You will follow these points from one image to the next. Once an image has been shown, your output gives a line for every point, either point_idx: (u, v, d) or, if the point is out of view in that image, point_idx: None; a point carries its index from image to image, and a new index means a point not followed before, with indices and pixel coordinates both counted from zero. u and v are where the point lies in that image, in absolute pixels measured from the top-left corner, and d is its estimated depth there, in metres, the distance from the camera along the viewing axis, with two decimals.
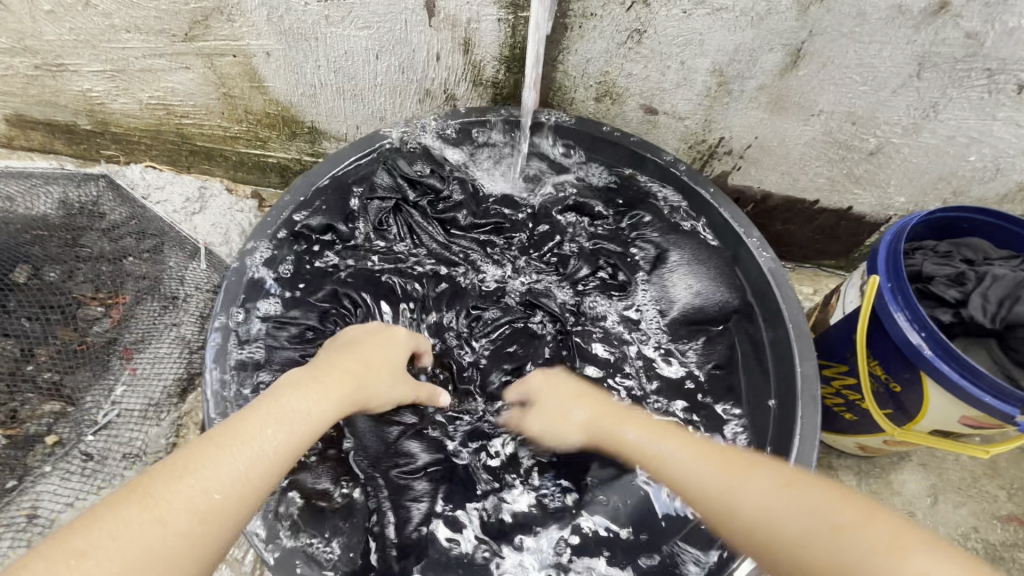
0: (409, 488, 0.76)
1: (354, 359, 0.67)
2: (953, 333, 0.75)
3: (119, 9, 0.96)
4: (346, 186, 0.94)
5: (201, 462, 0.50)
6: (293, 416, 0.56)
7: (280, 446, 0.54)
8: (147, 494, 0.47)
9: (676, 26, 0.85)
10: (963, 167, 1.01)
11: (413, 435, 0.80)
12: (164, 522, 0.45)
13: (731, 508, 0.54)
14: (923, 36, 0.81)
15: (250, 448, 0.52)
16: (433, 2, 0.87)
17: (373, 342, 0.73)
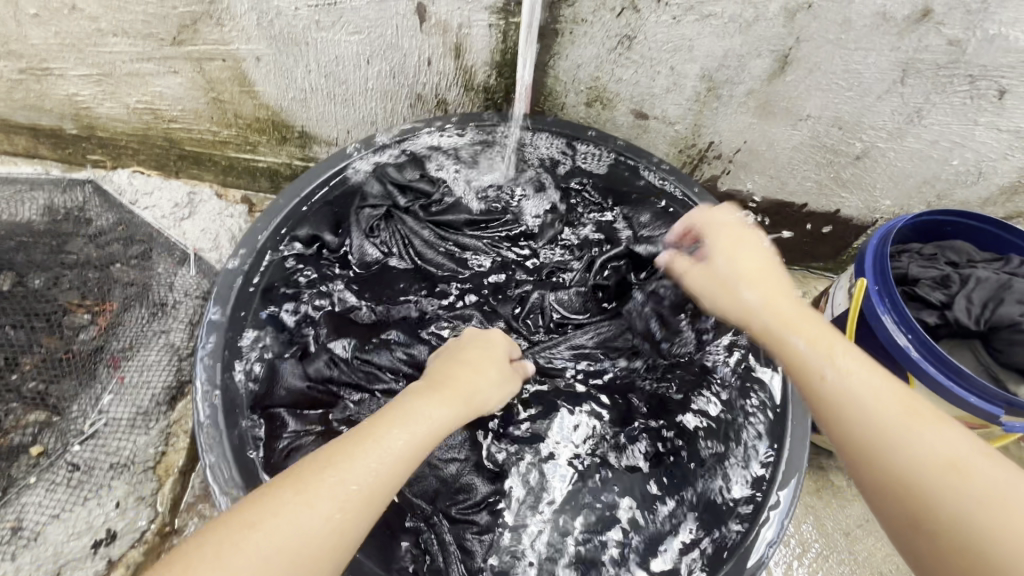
0: (473, 522, 0.73)
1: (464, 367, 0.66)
2: (940, 335, 0.76)
3: (105, 13, 0.95)
4: (333, 197, 0.93)
5: (333, 468, 0.52)
6: (418, 420, 0.57)
7: (410, 450, 0.55)
8: (287, 486, 0.50)
9: (666, 31, 0.86)
10: (946, 171, 1.03)
11: (472, 468, 0.76)
12: (306, 520, 0.49)
13: (883, 424, 0.51)
14: (907, 43, 0.83)
15: (375, 454, 0.53)
16: (424, 8, 0.87)
17: (488, 343, 0.73)
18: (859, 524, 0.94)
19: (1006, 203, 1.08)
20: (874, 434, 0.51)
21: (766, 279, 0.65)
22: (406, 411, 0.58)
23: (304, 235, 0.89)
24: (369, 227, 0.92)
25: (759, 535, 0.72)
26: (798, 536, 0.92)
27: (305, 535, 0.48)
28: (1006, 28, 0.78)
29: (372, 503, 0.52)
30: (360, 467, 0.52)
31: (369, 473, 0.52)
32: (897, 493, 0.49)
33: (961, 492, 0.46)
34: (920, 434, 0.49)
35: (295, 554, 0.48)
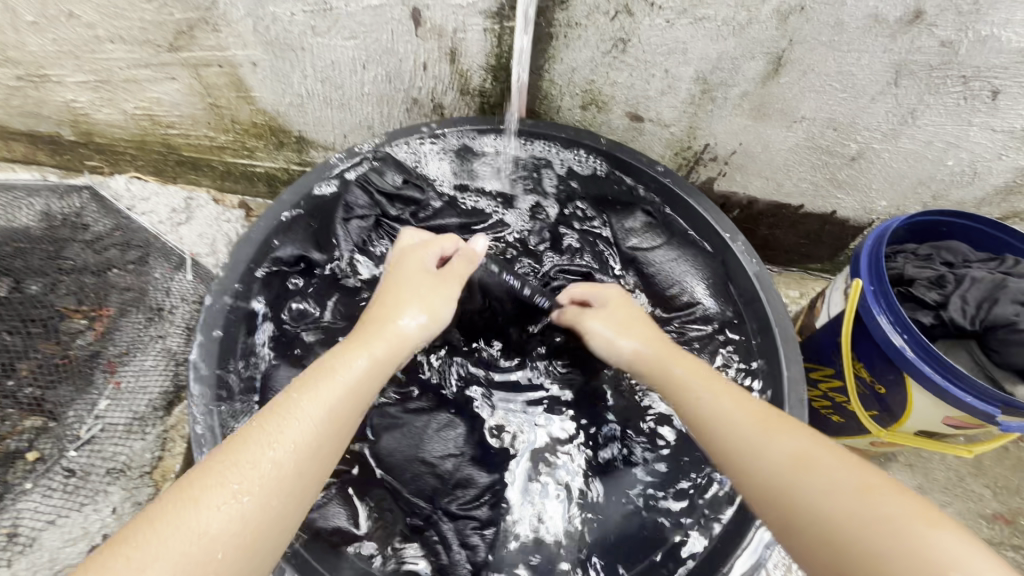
0: (473, 516, 0.77)
1: (388, 309, 0.72)
2: (935, 335, 0.76)
3: (103, 19, 0.96)
4: (312, 212, 0.92)
5: (254, 437, 0.53)
6: (337, 381, 0.61)
7: (324, 412, 0.58)
8: (204, 470, 0.50)
9: (660, 35, 0.86)
10: (941, 171, 1.03)
11: (471, 462, 0.80)
12: (201, 509, 0.47)
13: (738, 433, 0.59)
14: (900, 45, 0.83)
15: (293, 418, 0.56)
16: (419, 13, 0.87)
17: (404, 274, 0.77)
18: None
19: (1001, 203, 1.09)
20: (773, 486, 0.54)
21: (647, 332, 0.78)
22: (314, 374, 0.61)
23: (290, 253, 0.90)
24: (358, 239, 0.96)
25: (753, 537, 0.71)
26: None
27: (211, 523, 0.47)
28: (999, 29, 0.79)
29: (298, 472, 0.54)
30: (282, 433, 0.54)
31: (285, 437, 0.54)
32: (750, 481, 0.56)
33: (782, 466, 0.54)
34: (753, 435, 0.58)
35: (200, 548, 0.45)
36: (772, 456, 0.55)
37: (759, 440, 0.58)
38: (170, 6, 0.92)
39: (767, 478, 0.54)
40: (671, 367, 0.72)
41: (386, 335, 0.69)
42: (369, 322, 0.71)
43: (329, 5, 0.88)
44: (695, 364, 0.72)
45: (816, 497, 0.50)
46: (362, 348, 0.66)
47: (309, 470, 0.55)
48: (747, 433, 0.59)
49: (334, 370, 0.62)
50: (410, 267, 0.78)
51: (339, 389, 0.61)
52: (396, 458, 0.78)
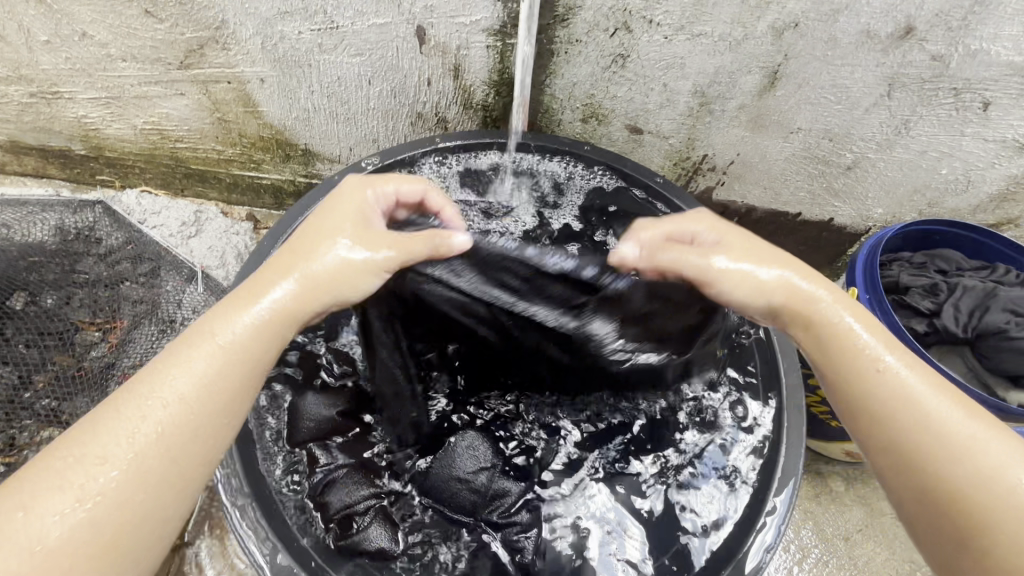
0: (514, 521, 0.75)
1: (304, 257, 0.59)
2: (929, 343, 0.78)
3: (115, 39, 0.98)
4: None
5: (112, 427, 0.49)
6: (215, 351, 0.53)
7: (194, 389, 0.52)
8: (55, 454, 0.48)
9: (658, 50, 0.88)
10: (936, 179, 1.06)
11: (500, 471, 0.78)
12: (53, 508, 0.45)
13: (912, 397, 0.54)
14: (891, 59, 0.85)
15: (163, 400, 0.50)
16: (423, 31, 0.90)
17: (328, 207, 0.63)
18: (858, 529, 0.95)
19: (995, 210, 1.11)
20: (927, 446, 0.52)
21: (812, 277, 0.62)
22: (187, 346, 0.53)
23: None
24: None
25: (754, 542, 0.73)
26: (797, 542, 0.94)
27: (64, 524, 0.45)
28: (987, 44, 0.81)
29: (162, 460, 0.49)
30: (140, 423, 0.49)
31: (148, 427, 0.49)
32: (933, 467, 0.51)
33: (988, 470, 0.50)
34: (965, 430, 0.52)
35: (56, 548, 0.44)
36: (988, 455, 0.50)
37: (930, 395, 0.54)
38: (182, 26, 0.94)
39: (957, 482, 0.50)
40: (835, 315, 0.60)
41: (288, 285, 0.58)
42: (266, 271, 0.59)
43: (336, 24, 0.91)
44: (865, 317, 0.60)
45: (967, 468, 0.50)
46: (252, 305, 0.56)
47: (178, 449, 0.50)
48: (943, 421, 0.52)
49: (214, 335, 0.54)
50: (344, 210, 0.64)
51: (224, 357, 0.53)
52: (433, 480, 0.76)
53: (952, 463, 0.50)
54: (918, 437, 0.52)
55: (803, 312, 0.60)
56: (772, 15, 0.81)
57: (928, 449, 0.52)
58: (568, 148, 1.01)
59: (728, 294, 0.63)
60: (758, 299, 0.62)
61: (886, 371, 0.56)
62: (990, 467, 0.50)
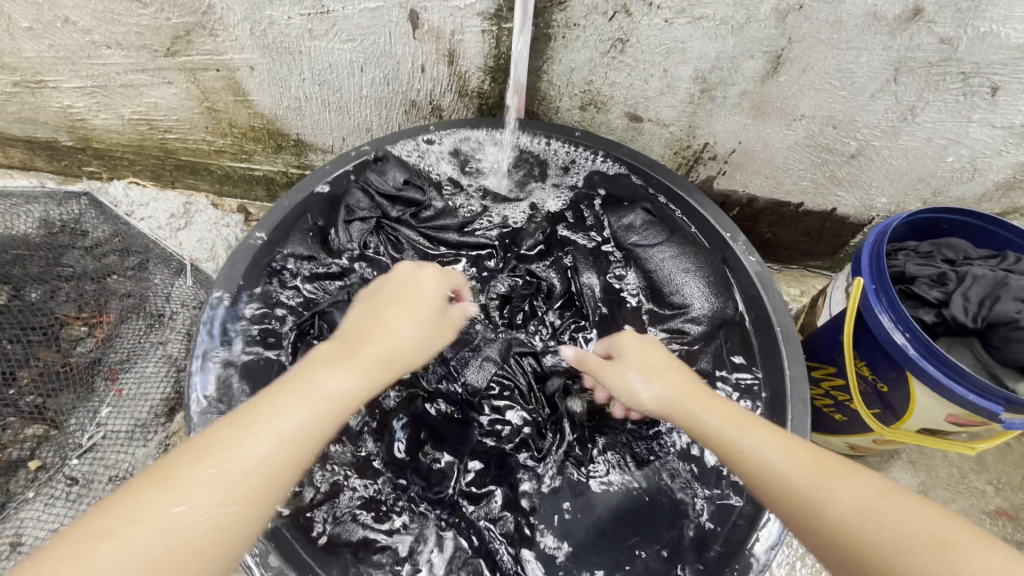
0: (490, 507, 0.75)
1: (383, 322, 0.64)
2: (936, 333, 0.76)
3: (98, 25, 0.95)
4: (319, 206, 0.93)
5: (235, 442, 0.49)
6: (323, 395, 0.54)
7: (309, 423, 0.52)
8: (182, 459, 0.47)
9: (658, 35, 0.86)
10: (941, 168, 1.04)
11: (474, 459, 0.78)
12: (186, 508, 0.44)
13: (777, 470, 0.55)
14: (899, 42, 0.83)
15: (278, 430, 0.50)
16: (416, 15, 0.87)
17: (412, 290, 0.69)
18: None
19: (1001, 199, 1.09)
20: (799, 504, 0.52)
21: (675, 371, 0.70)
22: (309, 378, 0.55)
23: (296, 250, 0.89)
24: (364, 240, 0.95)
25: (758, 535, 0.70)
26: None
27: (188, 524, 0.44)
28: (998, 26, 0.79)
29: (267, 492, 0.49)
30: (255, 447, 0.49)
31: (269, 446, 0.49)
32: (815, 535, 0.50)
33: (850, 514, 0.48)
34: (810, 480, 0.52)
35: (167, 558, 0.43)
36: (834, 505, 0.49)
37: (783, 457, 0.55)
38: (167, 11, 0.91)
39: (844, 532, 0.48)
40: (698, 400, 0.65)
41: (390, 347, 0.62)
42: (359, 331, 0.63)
43: (326, 8, 0.88)
44: (725, 405, 0.64)
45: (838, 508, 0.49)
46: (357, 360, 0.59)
47: (279, 487, 0.49)
48: (799, 483, 0.53)
49: (316, 381, 0.55)
50: (425, 292, 0.69)
51: (335, 401, 0.54)
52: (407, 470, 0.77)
53: (827, 525, 0.49)
54: (794, 507, 0.52)
55: (676, 406, 0.66)
56: None
57: (805, 511, 0.51)
58: (554, 131, 0.99)
59: (623, 383, 0.71)
60: (647, 404, 0.69)
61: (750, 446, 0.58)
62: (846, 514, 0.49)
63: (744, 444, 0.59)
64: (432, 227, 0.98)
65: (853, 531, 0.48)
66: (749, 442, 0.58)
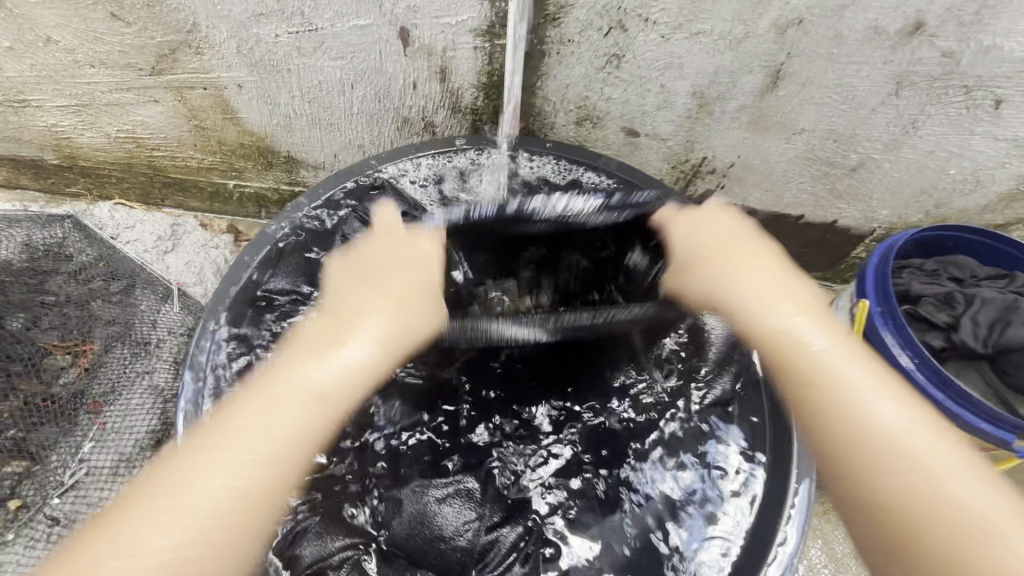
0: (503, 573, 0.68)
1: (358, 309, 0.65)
2: (946, 358, 0.74)
3: (81, 44, 0.93)
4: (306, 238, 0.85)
5: (236, 440, 0.52)
6: (284, 391, 0.56)
7: (276, 425, 0.54)
8: (155, 499, 0.49)
9: (654, 50, 0.84)
10: (944, 180, 1.03)
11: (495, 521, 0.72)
12: (196, 497, 0.49)
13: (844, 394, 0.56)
14: (900, 56, 0.81)
15: (246, 434, 0.53)
16: (407, 32, 0.85)
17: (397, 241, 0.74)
18: None
19: (1004, 210, 1.08)
20: (861, 440, 0.53)
21: (762, 266, 0.69)
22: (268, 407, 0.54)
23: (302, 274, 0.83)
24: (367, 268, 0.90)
25: None
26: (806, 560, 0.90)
27: (208, 510, 0.49)
28: (1001, 39, 0.77)
29: (256, 497, 0.51)
30: (226, 458, 0.51)
31: (253, 467, 0.51)
32: (813, 432, 0.57)
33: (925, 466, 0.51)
34: (925, 435, 0.53)
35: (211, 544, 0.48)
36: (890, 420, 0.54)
37: (844, 360, 0.59)
38: (151, 30, 0.89)
39: (892, 489, 0.51)
40: (774, 299, 0.65)
41: (386, 308, 0.65)
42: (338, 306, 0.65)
43: (315, 25, 0.86)
44: (788, 285, 0.67)
45: (912, 445, 0.53)
46: (315, 351, 0.60)
47: (263, 494, 0.51)
48: (857, 402, 0.55)
49: (279, 377, 0.57)
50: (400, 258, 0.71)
51: (311, 395, 0.56)
52: (413, 542, 0.69)
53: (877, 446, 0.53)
54: (846, 421, 0.55)
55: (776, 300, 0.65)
56: (775, 12, 0.77)
57: (860, 431, 0.54)
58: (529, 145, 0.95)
59: (734, 275, 0.68)
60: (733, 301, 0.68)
61: (814, 340, 0.60)
62: (907, 443, 0.52)
63: (770, 326, 0.63)
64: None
65: (918, 456, 0.52)
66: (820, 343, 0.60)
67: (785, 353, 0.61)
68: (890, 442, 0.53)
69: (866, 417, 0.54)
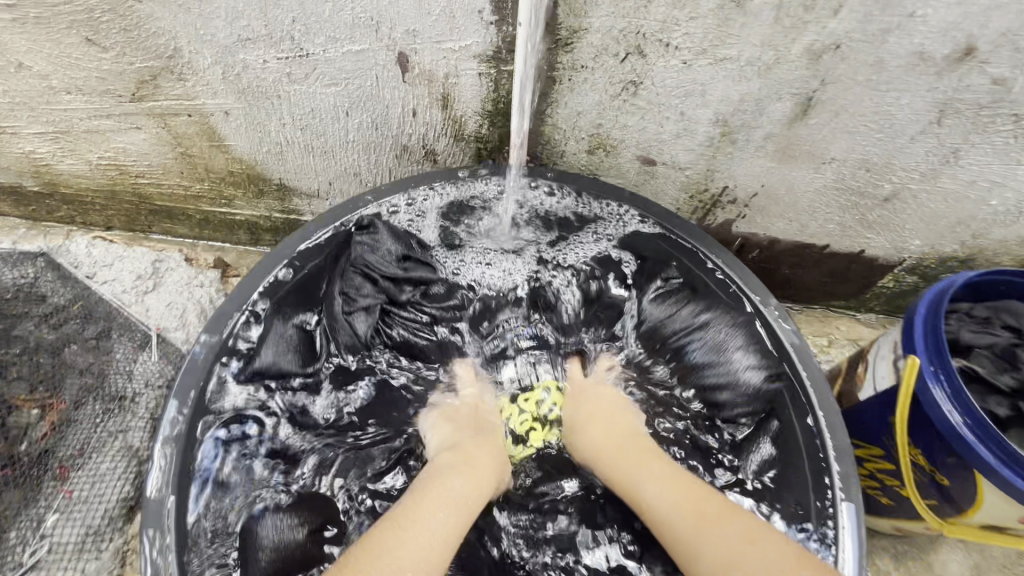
0: None
1: (477, 449, 0.76)
2: (1003, 422, 0.67)
3: (55, 70, 0.86)
4: (297, 287, 0.84)
5: (406, 535, 0.62)
6: (449, 495, 0.68)
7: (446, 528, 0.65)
8: (363, 559, 0.60)
9: (675, 76, 0.77)
10: (983, 211, 0.95)
11: None
12: None
13: (671, 525, 0.66)
14: (946, 83, 0.74)
15: (423, 526, 0.64)
16: (406, 58, 0.78)
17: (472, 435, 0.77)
18: None
19: None
20: (687, 538, 0.64)
21: (605, 421, 0.80)
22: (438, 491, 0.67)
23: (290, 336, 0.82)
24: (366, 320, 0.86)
25: None
26: None
27: None
28: None
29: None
30: (412, 543, 0.62)
31: (434, 541, 0.63)
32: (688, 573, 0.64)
33: (725, 559, 0.61)
34: (717, 540, 0.62)
35: None
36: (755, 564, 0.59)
37: (669, 494, 0.68)
38: (129, 55, 0.83)
39: None
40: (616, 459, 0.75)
41: (489, 481, 0.73)
42: (461, 456, 0.74)
43: (306, 50, 0.79)
44: (632, 446, 0.76)
45: (711, 555, 0.62)
46: (470, 473, 0.72)
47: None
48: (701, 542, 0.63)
49: (445, 485, 0.69)
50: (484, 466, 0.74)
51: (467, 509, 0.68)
52: None
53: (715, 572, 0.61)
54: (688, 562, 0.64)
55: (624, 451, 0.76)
56: (809, 36, 0.70)
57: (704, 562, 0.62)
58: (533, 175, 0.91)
59: (588, 427, 0.80)
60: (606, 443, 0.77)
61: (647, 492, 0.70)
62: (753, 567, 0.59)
63: (643, 489, 0.70)
64: (447, 305, 0.91)
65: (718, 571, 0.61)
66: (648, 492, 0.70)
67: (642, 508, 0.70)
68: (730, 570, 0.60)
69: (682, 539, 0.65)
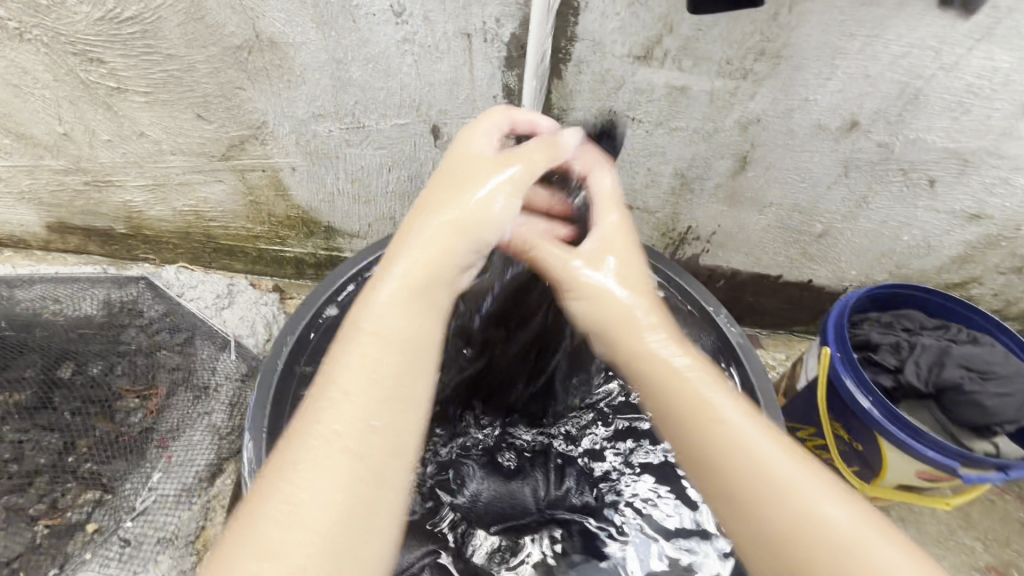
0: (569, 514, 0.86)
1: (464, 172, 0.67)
2: (898, 398, 0.87)
3: (167, 137, 1.13)
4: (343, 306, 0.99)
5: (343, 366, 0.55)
6: (376, 323, 0.57)
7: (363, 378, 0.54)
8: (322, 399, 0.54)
9: (641, 141, 1.02)
10: (900, 245, 1.18)
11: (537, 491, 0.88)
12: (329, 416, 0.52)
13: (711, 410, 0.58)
14: (843, 146, 0.98)
15: (348, 365, 0.55)
16: (438, 128, 1.04)
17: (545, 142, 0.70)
18: None
19: (959, 270, 1.22)
20: (767, 481, 0.52)
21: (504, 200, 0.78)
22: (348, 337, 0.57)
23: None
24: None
25: None
26: None
27: (335, 426, 0.52)
28: (923, 133, 0.94)
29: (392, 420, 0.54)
30: (354, 360, 0.55)
31: (347, 384, 0.54)
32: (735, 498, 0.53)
33: (793, 481, 0.52)
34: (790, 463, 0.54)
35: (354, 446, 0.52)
36: (793, 478, 0.52)
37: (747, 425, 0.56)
38: (228, 127, 1.09)
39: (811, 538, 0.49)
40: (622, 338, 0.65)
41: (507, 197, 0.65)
42: (443, 180, 0.67)
43: (362, 123, 1.05)
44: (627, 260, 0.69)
45: (783, 472, 0.53)
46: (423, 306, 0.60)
47: (395, 431, 0.54)
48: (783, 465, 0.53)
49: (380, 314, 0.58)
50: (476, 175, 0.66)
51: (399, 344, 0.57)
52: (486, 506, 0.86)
53: (769, 521, 0.51)
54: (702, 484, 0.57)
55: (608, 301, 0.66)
56: (736, 113, 0.95)
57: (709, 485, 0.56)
58: None
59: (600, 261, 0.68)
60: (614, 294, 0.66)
61: (672, 413, 0.59)
62: (802, 496, 0.51)
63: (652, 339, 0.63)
64: None
65: (789, 480, 0.52)
66: (729, 415, 0.57)
67: (681, 419, 0.58)
68: (783, 480, 0.52)
69: (746, 448, 0.55)
